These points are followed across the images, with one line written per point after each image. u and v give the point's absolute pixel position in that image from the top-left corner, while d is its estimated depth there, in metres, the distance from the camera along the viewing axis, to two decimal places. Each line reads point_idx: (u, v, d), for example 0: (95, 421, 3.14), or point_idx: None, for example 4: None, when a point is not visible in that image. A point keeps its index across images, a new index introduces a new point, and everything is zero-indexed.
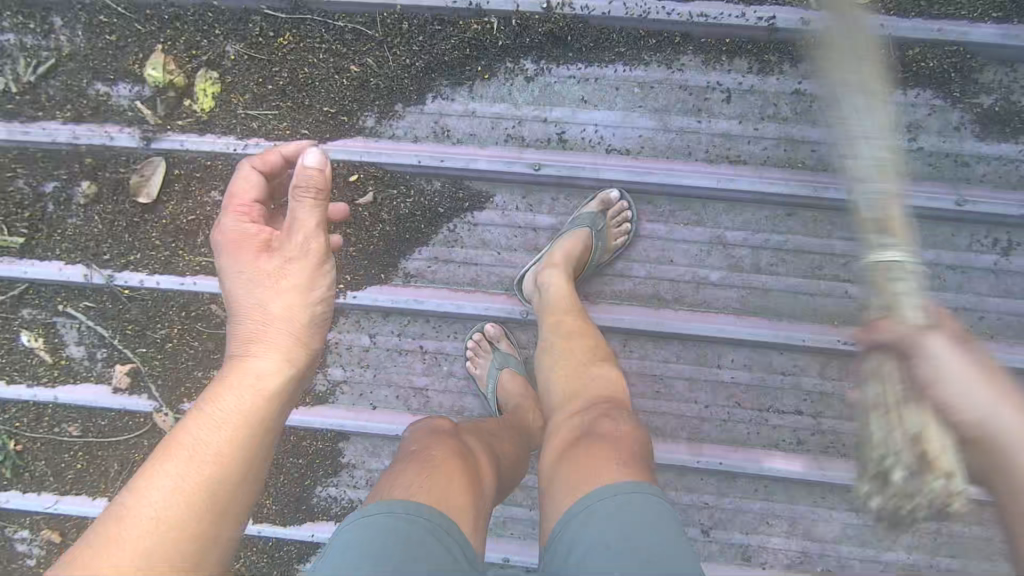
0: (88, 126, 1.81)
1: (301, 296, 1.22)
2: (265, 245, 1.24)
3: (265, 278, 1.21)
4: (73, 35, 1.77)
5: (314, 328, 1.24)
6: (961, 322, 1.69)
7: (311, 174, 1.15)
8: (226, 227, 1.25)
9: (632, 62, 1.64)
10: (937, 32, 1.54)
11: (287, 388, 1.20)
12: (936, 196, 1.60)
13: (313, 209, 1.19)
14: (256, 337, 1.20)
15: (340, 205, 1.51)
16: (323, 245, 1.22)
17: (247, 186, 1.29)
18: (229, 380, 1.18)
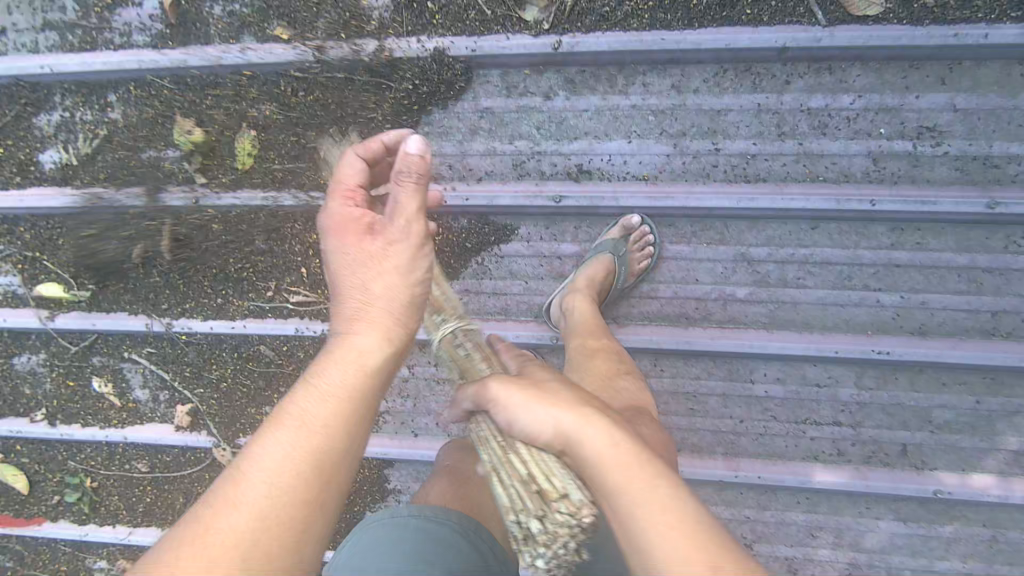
0: (138, 189, 1.95)
1: (401, 278, 1.16)
2: (366, 228, 1.18)
3: (369, 260, 1.16)
4: (124, 106, 1.92)
5: (415, 313, 1.18)
6: (1002, 326, 1.66)
7: (413, 160, 1.13)
8: (333, 210, 1.20)
9: (644, 91, 1.68)
10: (954, 37, 1.51)
11: (386, 370, 1.14)
12: (966, 200, 1.58)
13: (414, 194, 1.17)
14: (360, 317, 1.14)
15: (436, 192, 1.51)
16: (423, 230, 1.19)
17: (352, 171, 1.23)
18: (332, 359, 1.12)
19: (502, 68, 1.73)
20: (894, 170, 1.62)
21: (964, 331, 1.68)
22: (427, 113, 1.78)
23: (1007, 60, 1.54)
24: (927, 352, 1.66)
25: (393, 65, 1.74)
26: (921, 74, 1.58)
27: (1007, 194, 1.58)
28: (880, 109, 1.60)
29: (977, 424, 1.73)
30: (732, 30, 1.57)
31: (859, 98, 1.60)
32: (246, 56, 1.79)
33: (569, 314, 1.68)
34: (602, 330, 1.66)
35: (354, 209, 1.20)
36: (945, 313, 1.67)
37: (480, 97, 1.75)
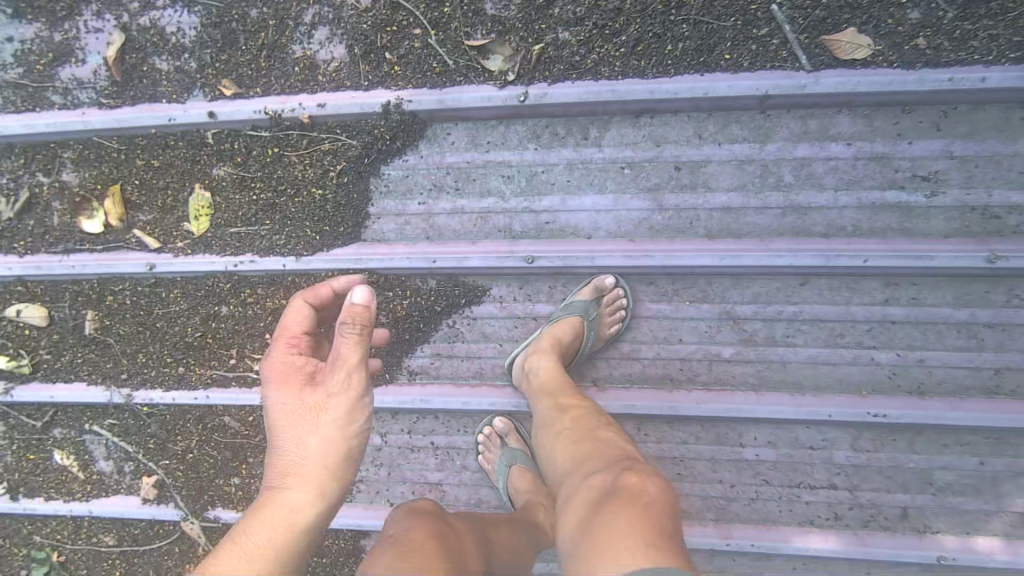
0: (94, 255, 1.85)
1: (340, 433, 1.22)
2: (308, 378, 1.26)
3: (303, 414, 1.23)
4: (71, 168, 1.81)
5: (350, 461, 1.24)
6: (1005, 383, 1.58)
7: (358, 310, 1.20)
8: (275, 356, 1.31)
9: (617, 144, 1.57)
10: (947, 82, 1.40)
11: (318, 522, 1.23)
12: (964, 254, 1.48)
13: (355, 344, 1.21)
14: (291, 474, 1.22)
15: (382, 332, 1.63)
16: (366, 378, 1.24)
17: (297, 319, 1.37)
18: (261, 513, 1.21)
19: (465, 122, 1.62)
20: (887, 222, 1.52)
21: (964, 387, 1.59)
22: (393, 171, 1.68)
23: (1006, 104, 1.44)
24: (927, 413, 1.58)
25: (358, 119, 1.63)
26: (913, 120, 1.47)
27: (1008, 246, 1.48)
28: (870, 158, 1.49)
29: (981, 485, 1.64)
30: (723, 77, 1.47)
31: (847, 146, 1.50)
32: (201, 112, 1.68)
33: (532, 375, 1.58)
34: (571, 388, 1.56)
35: (295, 359, 1.29)
36: (943, 370, 1.59)
37: (446, 153, 1.64)
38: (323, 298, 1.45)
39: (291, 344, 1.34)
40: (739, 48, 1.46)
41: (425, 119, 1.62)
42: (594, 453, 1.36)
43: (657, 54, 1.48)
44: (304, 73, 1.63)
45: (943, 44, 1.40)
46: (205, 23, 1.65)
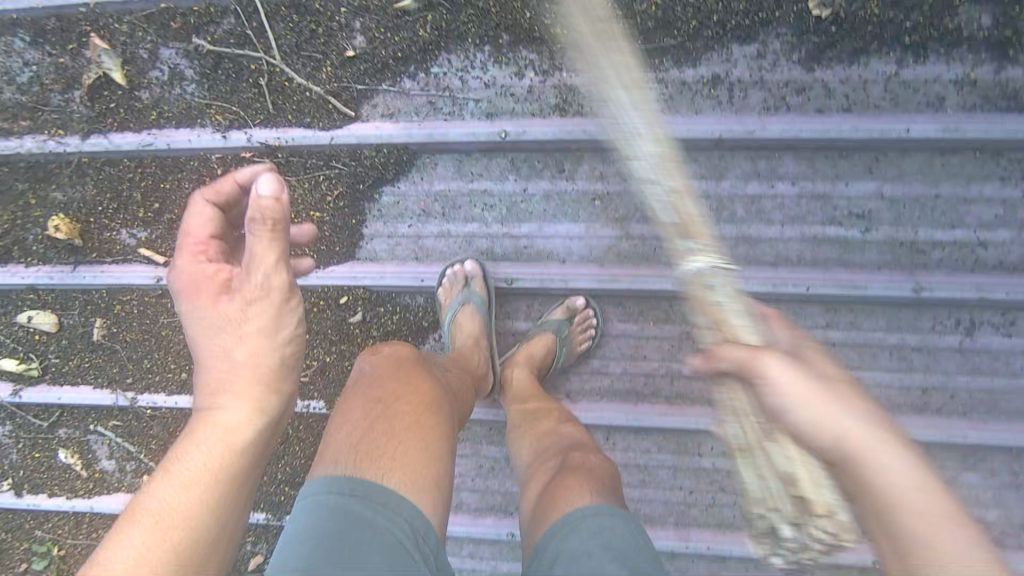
0: (105, 267, 1.99)
1: (265, 336, 1.22)
2: (225, 286, 1.23)
3: (227, 324, 1.20)
4: (83, 187, 1.94)
5: (282, 368, 1.24)
6: (932, 402, 1.74)
7: (268, 204, 1.15)
8: (183, 269, 1.26)
9: (588, 178, 1.75)
10: (875, 131, 1.58)
11: (254, 442, 1.19)
12: (894, 284, 1.66)
13: (271, 243, 1.20)
14: (226, 386, 1.19)
15: (309, 226, 1.51)
16: (286, 279, 1.22)
17: (202, 222, 1.31)
18: (191, 438, 1.16)
19: (450, 155, 1.78)
20: (828, 254, 1.70)
21: (899, 404, 1.75)
22: (385, 198, 1.82)
23: (931, 153, 1.62)
24: None
25: (352, 149, 1.79)
26: (850, 164, 1.65)
27: (933, 277, 1.66)
28: (812, 197, 1.68)
29: None
30: (684, 119, 1.66)
31: (791, 185, 1.68)
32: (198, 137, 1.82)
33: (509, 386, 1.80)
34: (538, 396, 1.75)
35: (206, 269, 1.25)
36: (880, 389, 1.75)
37: (432, 181, 1.80)
38: (225, 193, 1.33)
39: (199, 250, 1.28)
40: (694, 99, 1.66)
41: (414, 151, 1.78)
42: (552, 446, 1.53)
43: (622, 102, 1.68)
44: (295, 107, 1.77)
45: (871, 98, 1.60)
46: (203, 55, 1.79)
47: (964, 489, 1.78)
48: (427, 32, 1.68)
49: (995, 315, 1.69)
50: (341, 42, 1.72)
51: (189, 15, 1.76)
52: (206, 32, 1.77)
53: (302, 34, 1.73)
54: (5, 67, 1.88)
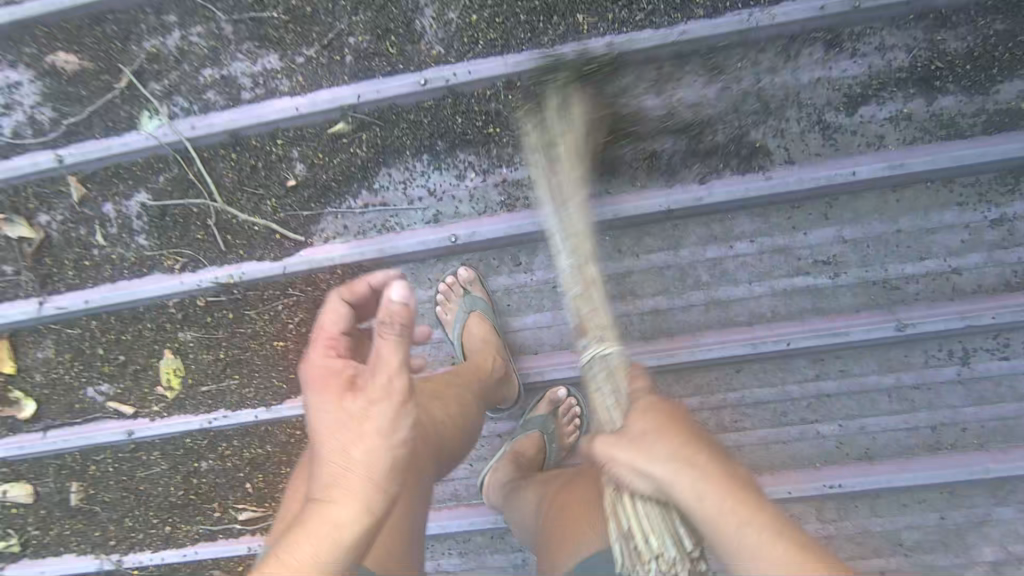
0: (75, 428, 1.93)
1: (382, 443, 0.97)
2: (350, 385, 1.02)
3: (352, 427, 0.97)
4: (45, 350, 1.91)
5: (394, 474, 0.98)
6: (944, 438, 1.65)
7: (397, 310, 0.95)
8: (313, 361, 1.07)
9: (548, 266, 1.72)
10: (823, 181, 1.57)
11: (362, 546, 0.96)
12: (875, 326, 1.60)
13: (397, 346, 0.98)
14: (332, 487, 0.96)
15: (424, 327, 1.27)
16: (406, 385, 0.99)
17: (336, 318, 1.16)
18: (308, 526, 0.95)
19: (407, 264, 1.77)
20: (802, 305, 1.65)
21: (909, 447, 1.66)
22: None
23: (882, 190, 1.60)
24: (878, 478, 1.65)
25: (306, 274, 1.77)
26: (806, 212, 1.63)
27: (914, 312, 1.60)
28: (775, 251, 1.65)
29: (947, 539, 1.69)
30: (632, 195, 1.65)
31: (751, 243, 1.65)
32: (148, 290, 1.81)
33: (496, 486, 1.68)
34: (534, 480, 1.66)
35: (336, 364, 1.06)
36: (886, 435, 1.67)
37: None
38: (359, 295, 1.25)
39: (330, 347, 1.11)
40: (637, 174, 1.65)
41: (370, 267, 1.76)
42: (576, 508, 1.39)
43: None
44: (241, 244, 1.77)
45: (811, 148, 1.60)
46: (147, 207, 1.79)
47: (997, 527, 1.67)
48: (360, 152, 1.70)
49: (986, 341, 1.62)
50: (282, 172, 1.73)
51: (128, 168, 1.78)
52: (149, 184, 1.78)
53: (240, 172, 1.74)
54: None
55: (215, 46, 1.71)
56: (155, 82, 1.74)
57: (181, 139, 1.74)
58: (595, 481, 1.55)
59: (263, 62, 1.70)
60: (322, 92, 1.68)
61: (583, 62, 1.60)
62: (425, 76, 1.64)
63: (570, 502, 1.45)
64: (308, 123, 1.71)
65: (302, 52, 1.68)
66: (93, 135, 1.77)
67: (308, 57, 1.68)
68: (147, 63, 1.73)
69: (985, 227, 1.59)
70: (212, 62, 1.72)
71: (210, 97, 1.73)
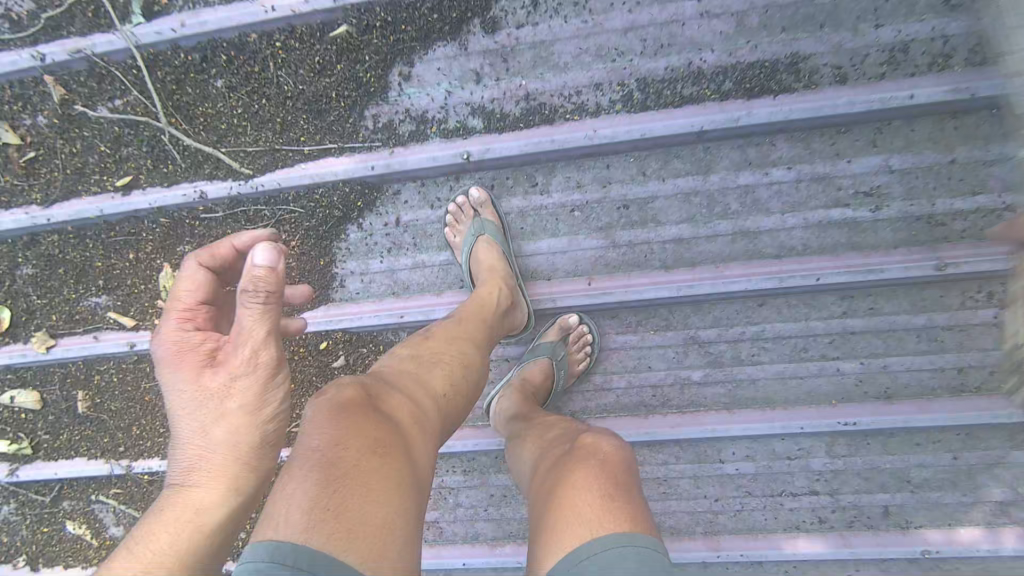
0: (78, 338, 1.90)
1: (250, 418, 1.15)
2: (210, 359, 1.17)
3: (207, 401, 1.15)
4: (41, 260, 1.85)
5: (261, 450, 1.18)
6: (970, 380, 1.60)
7: (262, 275, 1.05)
8: (167, 333, 1.19)
9: (566, 189, 1.60)
10: (877, 102, 1.42)
11: (229, 521, 1.15)
12: (913, 263, 1.50)
13: (260, 317, 1.09)
14: (196, 471, 1.16)
15: (302, 287, 1.40)
16: (274, 356, 1.14)
17: (192, 286, 1.24)
18: (174, 510, 1.12)
19: (416, 181, 1.66)
20: (836, 239, 1.55)
21: (933, 388, 1.61)
22: (352, 236, 1.70)
23: (938, 115, 1.46)
24: (897, 417, 1.61)
25: (307, 190, 1.66)
26: (850, 138, 1.49)
27: (956, 251, 1.50)
28: (813, 179, 1.52)
29: (958, 479, 1.67)
30: (662, 113, 1.50)
31: (788, 170, 1.52)
32: (144, 202, 1.71)
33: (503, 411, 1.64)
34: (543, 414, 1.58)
35: (194, 338, 1.19)
36: (909, 375, 1.61)
37: (398, 212, 1.68)
38: (224, 259, 1.27)
39: (186, 316, 1.22)
40: (669, 90, 1.50)
41: (377, 183, 1.65)
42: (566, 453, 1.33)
43: (591, 103, 1.53)
44: (241, 157, 1.65)
45: (865, 66, 1.44)
46: (136, 110, 1.66)
47: (1011, 470, 1.64)
48: (366, 57, 1.55)
49: None
50: (280, 77, 1.59)
51: (113, 72, 1.64)
52: (136, 85, 1.64)
53: (235, 78, 1.60)
54: None
55: None
56: None
57: (167, 37, 1.57)
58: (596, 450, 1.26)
59: None
60: None
61: None
62: None
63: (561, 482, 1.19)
64: (307, 22, 1.54)
65: None
66: (73, 32, 1.62)
67: None
68: None
69: None
70: None
71: None
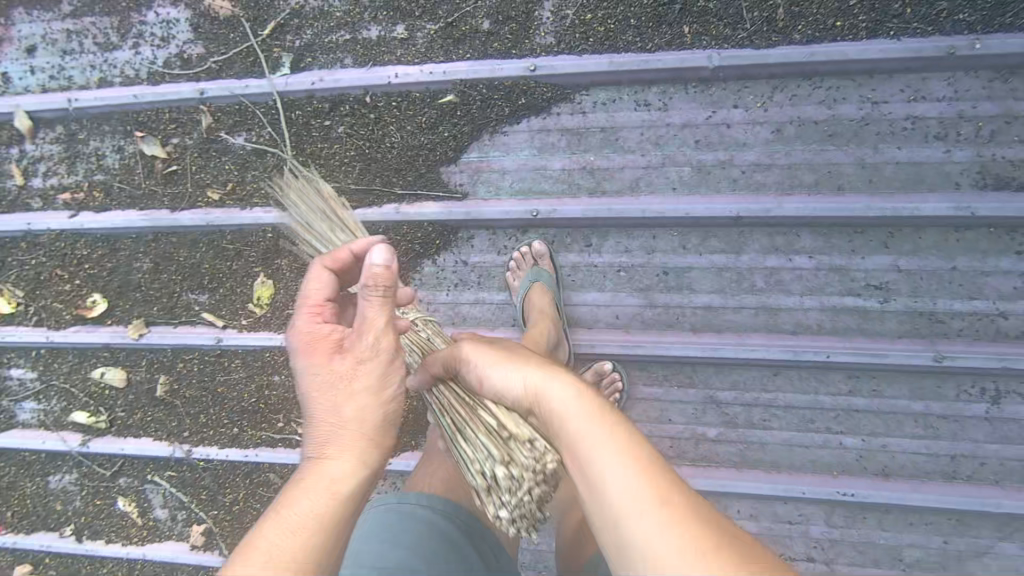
0: (172, 329, 2.18)
1: (374, 397, 1.27)
2: (338, 346, 1.31)
3: (338, 381, 1.28)
4: (158, 256, 2.15)
5: (385, 428, 1.29)
6: (963, 468, 1.75)
7: (379, 272, 1.27)
8: (301, 326, 1.34)
9: (616, 251, 1.87)
10: (887, 210, 1.67)
11: (360, 493, 1.22)
12: (913, 352, 1.71)
13: (382, 306, 1.29)
14: (329, 446, 1.24)
15: (409, 289, 1.46)
16: (393, 341, 1.30)
17: (320, 286, 1.39)
18: (304, 485, 1.19)
19: (488, 229, 1.94)
20: (847, 323, 1.76)
21: (927, 473, 1.77)
22: (425, 269, 1.97)
23: (942, 228, 1.70)
24: (892, 494, 1.76)
25: (395, 224, 1.95)
26: (864, 238, 1.74)
27: (952, 347, 1.70)
28: (830, 269, 1.76)
29: (949, 563, 1.78)
30: (706, 197, 1.78)
31: (809, 258, 1.77)
32: (256, 218, 2.04)
33: None
34: None
35: (322, 329, 1.33)
36: (906, 456, 1.77)
37: (468, 253, 1.96)
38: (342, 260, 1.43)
39: (315, 311, 1.37)
40: (713, 178, 1.78)
41: (454, 227, 1.94)
42: None
43: (646, 182, 1.82)
44: (343, 190, 1.96)
45: (882, 179, 1.70)
46: (267, 141, 2.00)
47: (999, 562, 1.76)
48: (464, 121, 1.87)
49: (1019, 385, 1.71)
50: (391, 131, 1.91)
51: (254, 110, 1.99)
52: (271, 121, 1.99)
53: (353, 126, 1.93)
54: (99, 151, 2.13)
55: (353, 12, 1.90)
56: (292, 35, 1.94)
57: (305, 88, 1.93)
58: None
59: (393, 29, 1.88)
60: (439, 64, 1.86)
61: (681, 70, 1.73)
62: (535, 63, 1.79)
63: None
64: (421, 89, 1.88)
65: (427, 26, 1.86)
66: (231, 74, 1.99)
67: (431, 31, 1.86)
68: (290, 17, 1.94)
69: None
70: (348, 24, 1.91)
71: (340, 55, 1.92)
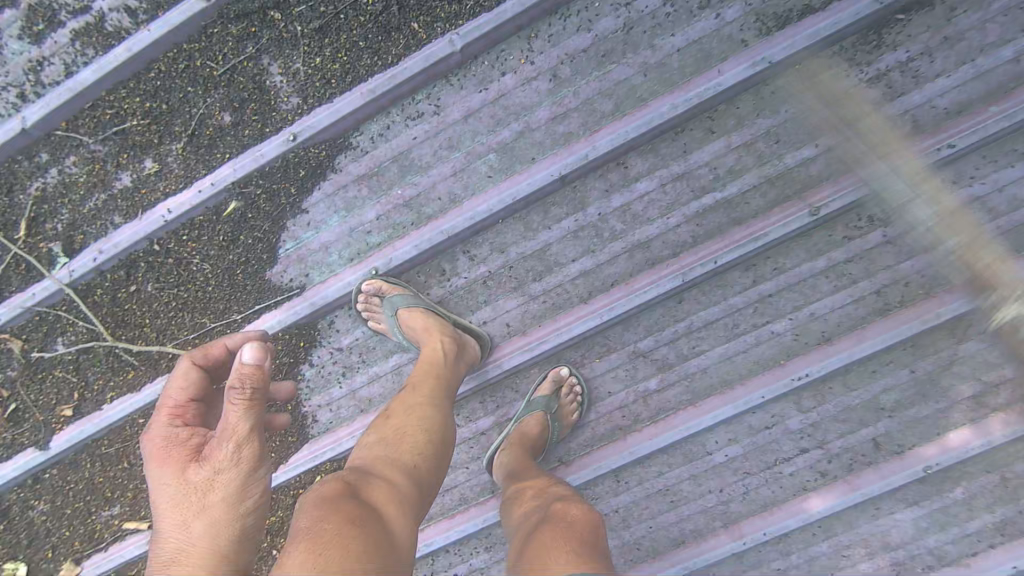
0: (104, 554, 1.99)
1: (228, 512, 1.20)
2: (194, 454, 1.25)
3: (191, 493, 1.20)
4: (51, 494, 1.96)
5: (239, 546, 1.20)
6: (892, 298, 1.68)
7: (249, 369, 1.17)
8: (154, 432, 1.29)
9: (473, 265, 1.76)
10: (695, 99, 1.59)
11: None
12: (790, 218, 1.63)
13: (248, 410, 1.19)
14: (172, 570, 1.16)
15: (287, 385, 1.53)
16: (255, 450, 1.21)
17: (181, 385, 1.37)
18: None
19: (344, 308, 1.80)
20: (718, 221, 1.67)
21: (862, 318, 1.70)
22: (307, 373, 1.84)
23: (756, 88, 1.61)
24: (839, 357, 1.70)
25: None
26: (691, 134, 1.64)
27: (822, 193, 1.62)
28: (676, 179, 1.66)
29: (922, 389, 1.73)
30: (525, 174, 1.67)
31: (652, 179, 1.67)
32: (118, 412, 1.87)
33: (501, 468, 1.72)
34: (535, 471, 1.66)
35: (180, 433, 1.29)
36: (837, 314, 1.71)
37: (338, 338, 1.82)
38: (214, 360, 1.42)
39: (175, 414, 1.33)
40: (521, 152, 1.67)
41: (312, 323, 1.81)
42: (558, 554, 1.27)
43: (462, 188, 1.70)
44: (183, 345, 1.80)
45: (676, 73, 1.60)
46: (84, 333, 1.83)
47: (967, 364, 1.70)
48: (259, 220, 1.73)
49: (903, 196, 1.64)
50: (195, 264, 1.76)
51: (56, 313, 1.82)
52: (77, 311, 1.82)
53: (159, 279, 1.78)
54: None
55: (95, 171, 1.73)
56: (49, 222, 1.77)
57: (90, 267, 1.77)
58: (570, 514, 1.44)
59: (141, 167, 1.72)
60: (204, 177, 1.71)
61: (433, 67, 1.62)
62: (292, 131, 1.67)
63: (533, 512, 1.48)
64: (200, 209, 1.73)
65: (172, 147, 1.71)
66: (15, 290, 1.82)
67: (179, 150, 1.71)
68: (39, 207, 1.76)
69: (863, 88, 1.59)
70: (96, 185, 1.74)
71: (107, 218, 1.75)
